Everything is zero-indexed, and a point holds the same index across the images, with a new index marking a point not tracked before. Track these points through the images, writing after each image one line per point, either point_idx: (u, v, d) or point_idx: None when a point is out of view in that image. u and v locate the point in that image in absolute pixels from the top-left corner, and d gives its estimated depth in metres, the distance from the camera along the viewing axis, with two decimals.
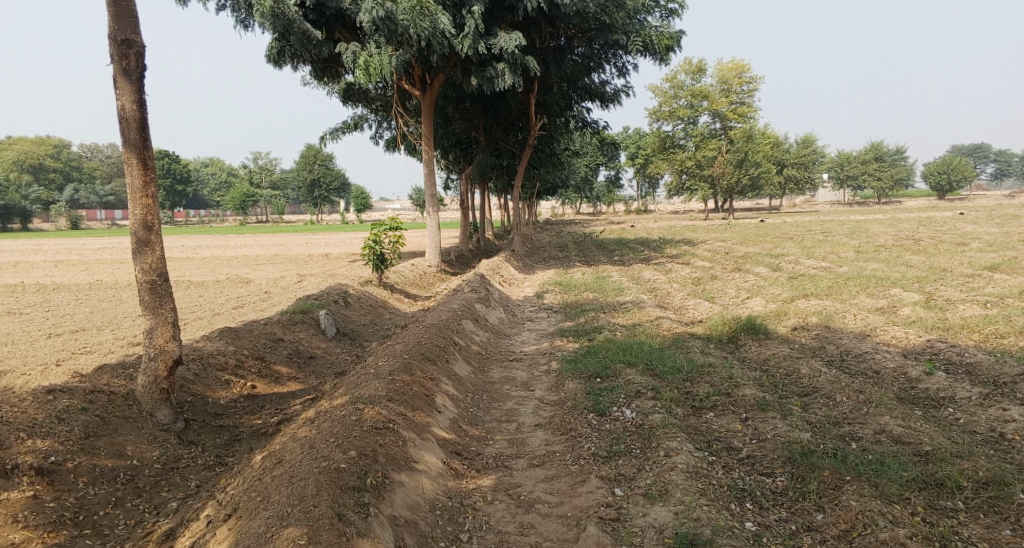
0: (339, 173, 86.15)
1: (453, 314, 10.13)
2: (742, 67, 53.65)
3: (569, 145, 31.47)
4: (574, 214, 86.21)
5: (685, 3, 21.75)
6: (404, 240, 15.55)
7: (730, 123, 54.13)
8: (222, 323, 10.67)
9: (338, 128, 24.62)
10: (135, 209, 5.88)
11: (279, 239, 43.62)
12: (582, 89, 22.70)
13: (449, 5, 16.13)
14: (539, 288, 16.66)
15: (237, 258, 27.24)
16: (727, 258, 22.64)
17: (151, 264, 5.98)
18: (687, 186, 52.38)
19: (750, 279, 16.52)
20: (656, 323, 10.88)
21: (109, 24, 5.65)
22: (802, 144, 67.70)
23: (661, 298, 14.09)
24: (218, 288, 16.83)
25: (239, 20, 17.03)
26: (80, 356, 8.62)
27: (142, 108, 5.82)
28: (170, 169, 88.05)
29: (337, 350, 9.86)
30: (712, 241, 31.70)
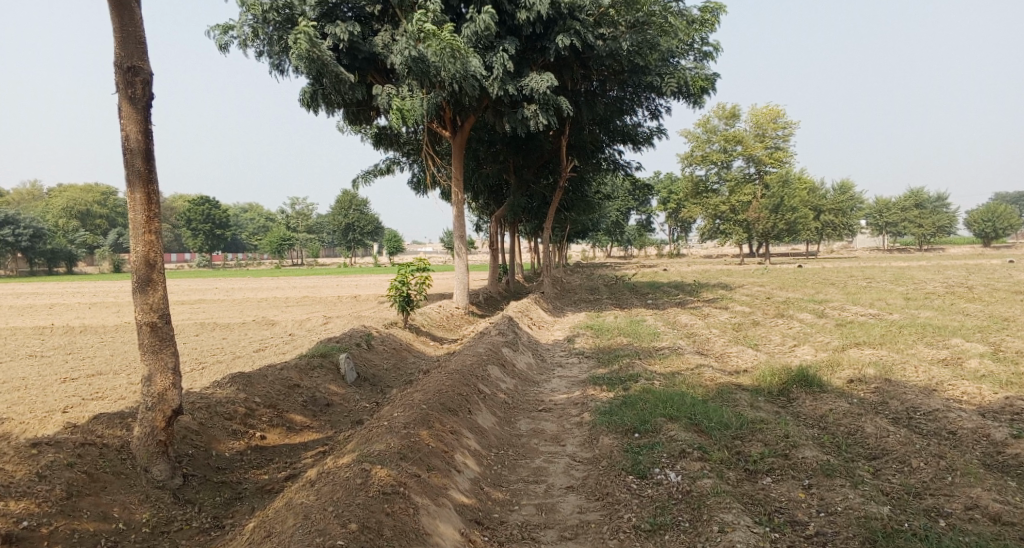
0: (373, 217, 87.17)
1: (478, 359, 9.54)
2: (777, 111, 53.14)
3: (600, 186, 31.06)
4: (605, 258, 85.57)
5: (720, 45, 21.40)
6: (431, 281, 15.10)
7: (765, 167, 53.44)
8: (240, 367, 10.23)
9: (370, 170, 24.61)
10: (137, 245, 5.50)
11: (311, 282, 43.65)
12: (614, 131, 22.32)
13: (480, 47, 15.96)
14: (570, 333, 15.99)
15: (267, 301, 27.13)
16: (767, 303, 21.71)
17: (152, 304, 5.56)
18: (722, 230, 51.45)
19: (794, 326, 15.63)
20: (696, 372, 10.10)
21: (115, 51, 5.39)
22: (839, 189, 66.45)
23: (700, 345, 13.30)
24: (244, 331, 16.54)
25: (275, 65, 17.09)
26: (89, 402, 8.22)
27: (147, 138, 5.49)
28: (210, 213, 90.10)
29: (356, 397, 9.30)
30: (749, 286, 30.72)
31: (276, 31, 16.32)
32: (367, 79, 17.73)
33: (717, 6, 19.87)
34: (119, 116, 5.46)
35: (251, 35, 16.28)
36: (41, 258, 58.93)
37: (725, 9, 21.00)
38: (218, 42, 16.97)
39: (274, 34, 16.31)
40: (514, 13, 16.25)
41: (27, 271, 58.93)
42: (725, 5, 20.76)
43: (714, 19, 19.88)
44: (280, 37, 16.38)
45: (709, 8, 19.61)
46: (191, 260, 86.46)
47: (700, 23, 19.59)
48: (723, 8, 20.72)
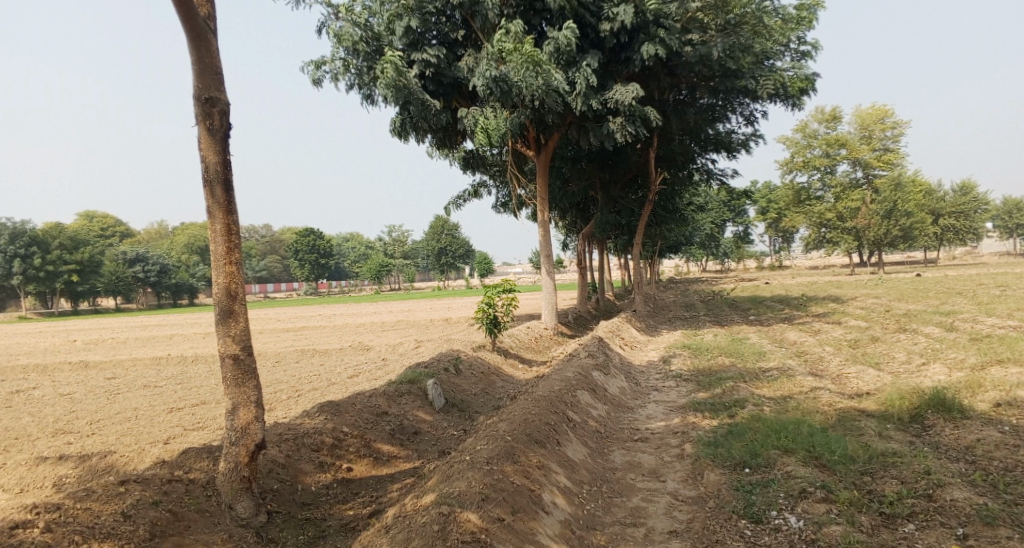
0: (465, 240, 88.67)
1: (568, 384, 9.04)
2: (885, 111, 49.76)
3: (693, 198, 29.92)
4: (702, 272, 82.81)
5: (819, 44, 20.11)
6: (519, 302, 14.75)
7: (874, 171, 50.12)
8: (331, 396, 10.22)
9: (458, 195, 24.77)
10: (218, 277, 5.43)
11: (406, 306, 44.44)
12: (706, 140, 21.42)
13: (563, 63, 15.67)
14: (666, 353, 15.19)
15: (363, 326, 27.70)
16: (887, 317, 19.92)
17: (234, 336, 5.47)
18: (828, 239, 48.45)
19: (919, 342, 14.14)
20: (811, 397, 9.15)
21: (194, 83, 5.37)
22: (960, 191, 61.33)
23: (812, 365, 12.19)
24: (339, 357, 16.79)
25: (365, 96, 17.44)
26: (188, 433, 8.36)
27: (225, 168, 5.44)
28: (314, 244, 94.48)
29: (444, 424, 9.03)
30: (862, 299, 28.46)
31: (364, 63, 16.69)
32: (451, 104, 17.81)
33: (814, 3, 18.67)
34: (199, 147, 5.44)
35: (342, 69, 16.72)
36: (166, 292, 63.51)
37: (823, 5, 19.73)
38: (310, 78, 17.57)
39: (362, 66, 16.68)
40: (596, 26, 15.90)
41: (155, 304, 63.72)
42: (823, 1, 19.50)
43: (812, 17, 18.68)
44: (368, 68, 16.74)
45: (806, 5, 18.44)
46: (298, 289, 90.84)
47: (796, 21, 18.46)
48: (820, 4, 19.48)
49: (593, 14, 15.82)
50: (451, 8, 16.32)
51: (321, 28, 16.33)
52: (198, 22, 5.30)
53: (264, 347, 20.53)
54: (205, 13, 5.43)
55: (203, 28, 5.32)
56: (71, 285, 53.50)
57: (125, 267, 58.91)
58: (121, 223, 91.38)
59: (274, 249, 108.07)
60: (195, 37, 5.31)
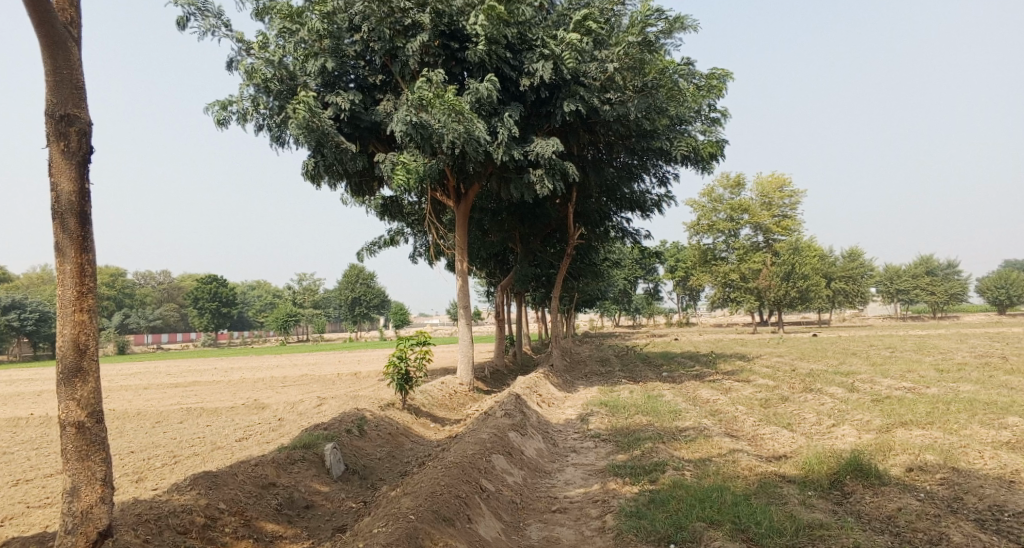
0: (379, 291, 86.77)
1: (481, 447, 8.41)
2: (782, 179, 53.06)
3: (607, 255, 30.30)
4: (615, 328, 84.25)
5: (727, 112, 21.02)
6: (432, 356, 14.06)
7: (773, 236, 52.97)
8: (215, 464, 9.13)
9: (374, 244, 24.05)
10: (64, 328, 4.64)
11: (314, 358, 42.42)
12: (621, 199, 21.80)
13: (483, 113, 15.56)
14: (582, 411, 14.77)
15: (264, 380, 25.96)
16: (792, 376, 20.42)
17: (82, 398, 4.65)
18: (732, 298, 50.37)
19: (826, 402, 14.36)
20: (730, 461, 8.89)
21: (47, 98, 4.74)
22: (849, 257, 65.66)
23: (727, 426, 12.03)
24: (232, 416, 15.41)
25: (275, 137, 16.62)
26: (34, 510, 7.16)
27: (80, 197, 4.76)
28: (218, 292, 90.01)
29: (342, 495, 8.17)
30: (768, 357, 29.34)
31: (276, 103, 15.97)
32: (368, 149, 17.28)
33: (723, 73, 19.57)
34: (49, 172, 4.75)
35: (251, 108, 15.92)
36: (46, 341, 58.19)
37: (731, 76, 20.74)
38: (215, 117, 16.63)
39: (274, 106, 15.96)
40: (516, 79, 15.96)
41: (32, 355, 58.35)
42: (731, 71, 20.49)
43: (721, 86, 19.54)
44: (280, 108, 16.02)
45: (716, 74, 19.25)
46: (197, 339, 85.68)
47: (707, 89, 19.23)
48: (729, 74, 20.45)
49: (513, 68, 15.88)
50: (370, 53, 15.99)
51: (230, 64, 15.58)
52: (55, 30, 4.72)
53: (147, 404, 18.69)
54: (66, 20, 4.87)
55: (62, 35, 4.74)
56: None
57: (0, 314, 53.80)
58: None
59: (173, 297, 102.06)
60: (49, 44, 4.71)
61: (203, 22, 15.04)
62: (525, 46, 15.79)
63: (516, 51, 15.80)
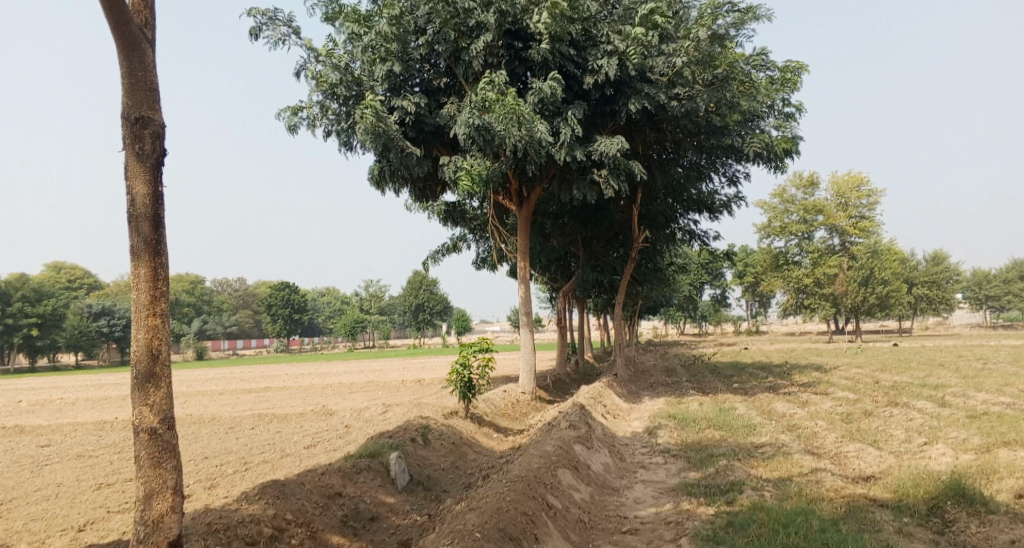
0: (443, 298, 87.67)
1: (547, 461, 8.14)
2: (860, 179, 50.74)
3: (673, 261, 29.54)
4: (681, 334, 82.39)
5: (802, 107, 20.12)
6: (495, 365, 13.88)
7: (851, 238, 50.79)
8: (282, 473, 9.18)
9: (438, 251, 24.17)
10: (138, 332, 4.68)
11: (379, 365, 43.07)
12: (689, 200, 21.16)
13: (546, 114, 15.33)
14: (651, 423, 14.28)
15: (331, 387, 26.41)
16: (875, 389, 19.28)
17: (155, 403, 4.65)
18: (806, 305, 48.36)
19: (916, 418, 13.41)
20: (814, 481, 8.33)
21: (123, 102, 4.87)
22: (932, 261, 62.15)
23: (807, 443, 11.35)
24: (300, 423, 15.63)
25: (343, 142, 16.88)
26: (111, 516, 7.33)
27: (154, 199, 4.87)
28: (290, 299, 92.95)
29: (407, 507, 8.04)
30: (846, 368, 27.91)
31: (343, 107, 16.21)
32: (432, 153, 17.33)
33: (798, 65, 18.72)
34: (126, 175, 4.88)
35: (320, 114, 16.21)
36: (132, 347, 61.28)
37: (807, 67, 19.84)
38: (286, 123, 17.03)
39: (341, 111, 16.20)
40: (581, 77, 15.65)
41: (119, 360, 61.66)
42: (806, 63, 19.58)
43: (795, 79, 18.70)
44: (347, 113, 16.25)
45: (790, 67, 18.44)
46: (270, 346, 88.64)
47: (780, 82, 18.44)
48: (803, 66, 19.56)
49: (578, 66, 15.59)
50: (435, 56, 16.01)
51: (300, 71, 15.91)
52: (130, 34, 4.85)
53: (222, 409, 19.27)
54: (140, 21, 4.99)
55: (137, 38, 4.87)
56: (32, 339, 51.39)
57: (91, 321, 57.06)
58: (91, 275, 89.38)
59: (247, 304, 106.00)
60: (125, 47, 4.84)
61: (275, 30, 15.43)
62: (590, 42, 15.47)
63: (581, 48, 15.50)
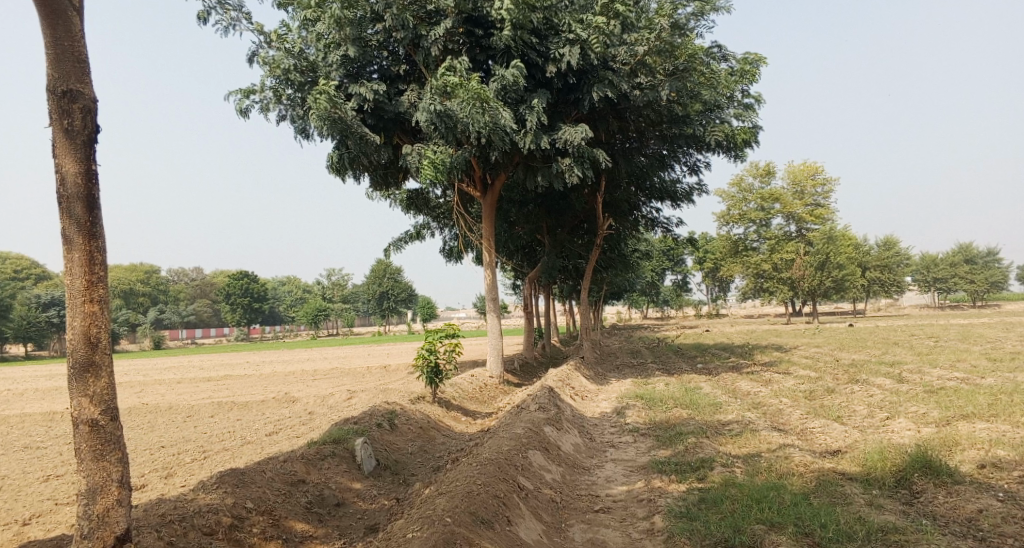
0: (406, 285, 86.96)
1: (517, 442, 7.99)
2: (815, 168, 51.56)
3: (637, 246, 29.66)
4: (643, 319, 83.33)
5: (761, 98, 20.25)
6: (461, 349, 13.67)
7: (807, 225, 51.77)
8: (243, 461, 8.85)
9: (401, 238, 23.78)
10: (74, 318, 4.36)
11: (343, 353, 42.47)
12: (652, 189, 21.19)
13: (508, 101, 15.07)
14: (618, 404, 14.26)
15: (293, 374, 25.89)
16: (835, 367, 19.64)
17: (95, 394, 4.35)
18: (765, 289, 49.25)
19: (876, 394, 13.66)
20: (783, 457, 8.37)
21: (47, 73, 4.47)
22: (884, 246, 63.93)
23: (773, 420, 11.45)
24: (261, 410, 15.22)
25: (298, 129, 16.33)
26: (59, 509, 6.95)
27: (87, 180, 4.51)
28: (249, 288, 91.10)
29: (374, 492, 7.83)
30: (805, 348, 28.46)
31: (298, 93, 15.67)
32: (392, 141, 16.92)
33: (757, 57, 18.78)
34: (54, 153, 4.49)
35: (273, 99, 15.65)
36: None
37: (765, 60, 19.95)
38: (237, 108, 16.41)
39: (296, 97, 15.67)
40: (543, 65, 15.38)
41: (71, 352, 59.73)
42: (765, 56, 19.67)
43: (754, 71, 18.78)
44: (302, 99, 15.72)
45: (749, 59, 18.52)
46: (229, 335, 86.85)
47: (740, 74, 18.48)
48: (762, 59, 19.68)
49: (540, 54, 15.32)
50: (394, 43, 15.60)
51: (251, 56, 15.33)
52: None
53: (179, 398, 18.69)
54: None
55: (61, 2, 4.45)
56: None
57: (40, 313, 55.07)
58: (38, 265, 86.23)
59: (205, 294, 103.63)
60: (48, 12, 4.43)
61: None
62: (551, 31, 15.22)
63: (543, 36, 15.23)
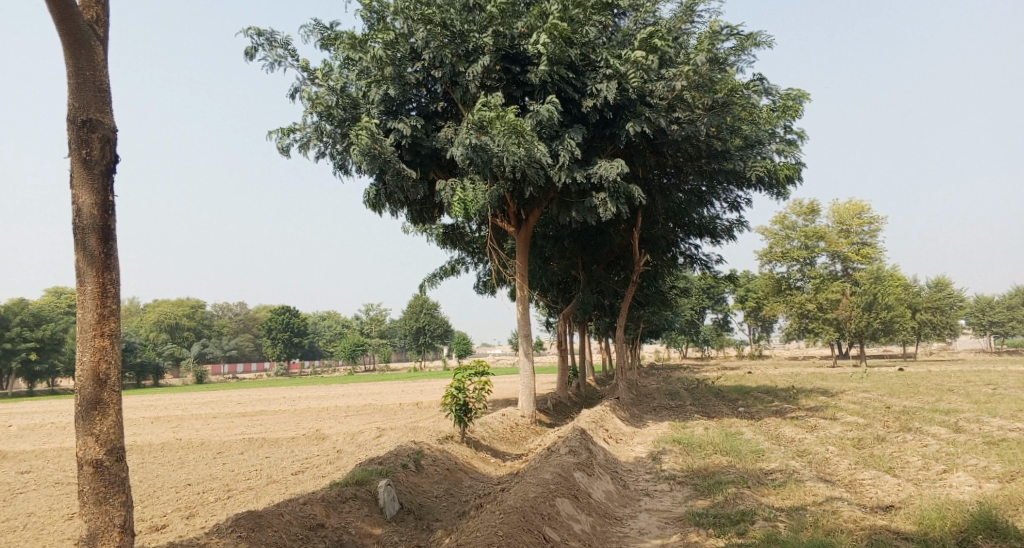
0: (444, 322, 87.07)
1: (545, 489, 7.63)
2: (860, 206, 50.28)
3: (675, 284, 29.10)
4: (682, 359, 81.63)
5: (804, 133, 19.82)
6: (492, 388, 13.38)
7: (852, 264, 50.30)
8: (265, 502, 8.68)
9: (436, 274, 23.79)
10: (84, 354, 4.50)
11: (378, 389, 42.40)
12: (690, 225, 20.84)
13: (544, 136, 15.04)
14: (654, 448, 13.71)
15: (327, 411, 25.83)
16: (886, 414, 18.67)
17: (101, 432, 4.48)
18: (810, 329, 47.76)
19: (931, 444, 12.85)
20: (830, 511, 7.80)
21: (68, 104, 4.67)
22: (935, 287, 61.69)
23: (819, 470, 10.81)
24: (291, 447, 15.09)
25: (337, 165, 16.53)
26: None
27: (102, 209, 4.66)
28: (290, 323, 92.43)
29: (395, 539, 7.54)
30: (853, 392, 27.29)
31: (337, 130, 15.91)
32: (429, 176, 16.99)
33: (799, 93, 18.46)
34: (72, 184, 4.67)
35: (314, 136, 15.89)
36: (131, 371, 60.63)
37: (807, 96, 19.60)
38: (278, 145, 16.73)
39: (335, 133, 15.90)
40: (580, 101, 15.34)
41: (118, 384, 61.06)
42: (807, 92, 19.33)
43: (797, 106, 18.43)
44: (341, 136, 15.94)
45: (792, 94, 18.19)
46: (269, 369, 87.91)
47: (782, 109, 18.16)
48: (805, 94, 19.32)
49: (577, 90, 15.30)
50: (432, 80, 15.79)
51: (294, 93, 15.66)
52: (78, 28, 4.63)
53: (213, 434, 18.70)
54: (90, 17, 4.79)
55: (84, 32, 4.64)
56: (29, 364, 50.85)
57: None
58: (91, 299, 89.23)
59: (248, 329, 105.48)
60: (72, 43, 4.63)
61: (270, 52, 15.26)
62: (588, 66, 15.22)
63: (580, 72, 15.23)
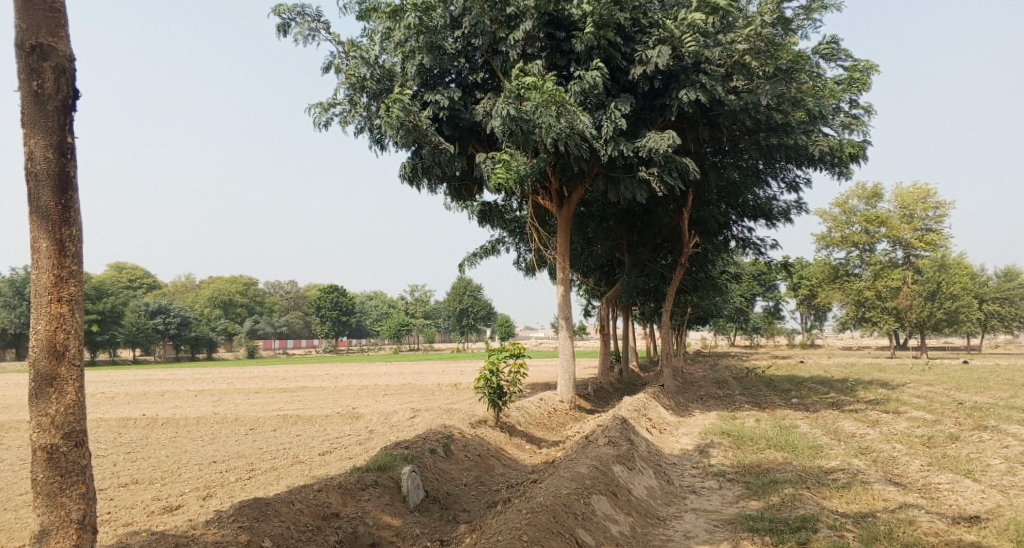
0: (488, 303, 86.81)
1: (579, 483, 6.91)
2: (927, 189, 47.56)
3: (726, 268, 27.85)
4: (730, 346, 79.63)
5: (872, 108, 18.34)
6: (528, 370, 12.69)
7: (915, 251, 47.65)
8: (284, 485, 8.23)
9: (476, 253, 23.19)
10: (39, 323, 4.26)
11: (419, 368, 42.22)
12: (744, 206, 19.70)
13: (589, 107, 14.15)
14: (701, 440, 12.82)
15: (365, 389, 25.60)
16: (956, 410, 17.28)
17: (57, 412, 4.25)
18: (867, 318, 45.56)
19: (1012, 446, 11.63)
20: (905, 521, 6.91)
21: (17, 32, 4.39)
22: (1004, 277, 58.21)
23: (886, 470, 9.79)
24: (323, 426, 14.72)
25: (374, 139, 15.98)
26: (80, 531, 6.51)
27: (56, 150, 4.38)
28: (337, 301, 93.68)
29: (416, 531, 6.97)
30: (916, 386, 25.66)
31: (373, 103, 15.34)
32: (467, 151, 16.31)
33: (867, 64, 17.02)
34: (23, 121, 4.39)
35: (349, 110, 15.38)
36: (186, 345, 62.35)
37: (876, 69, 18.13)
38: (315, 121, 16.28)
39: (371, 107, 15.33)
40: (628, 69, 14.39)
41: (173, 357, 62.90)
42: (876, 64, 17.87)
43: (865, 79, 17.01)
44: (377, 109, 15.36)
45: (859, 66, 16.77)
46: (317, 346, 89.36)
47: (847, 82, 16.81)
48: (873, 67, 17.84)
49: (625, 56, 14.34)
50: (472, 49, 15.07)
51: (329, 67, 15.15)
52: None
53: (249, 409, 18.54)
54: None
55: None
56: (90, 335, 52.66)
57: (147, 319, 58.45)
58: (150, 275, 92.32)
59: (297, 306, 107.51)
60: None
61: (302, 26, 14.79)
62: (637, 31, 14.23)
63: (628, 37, 14.27)
